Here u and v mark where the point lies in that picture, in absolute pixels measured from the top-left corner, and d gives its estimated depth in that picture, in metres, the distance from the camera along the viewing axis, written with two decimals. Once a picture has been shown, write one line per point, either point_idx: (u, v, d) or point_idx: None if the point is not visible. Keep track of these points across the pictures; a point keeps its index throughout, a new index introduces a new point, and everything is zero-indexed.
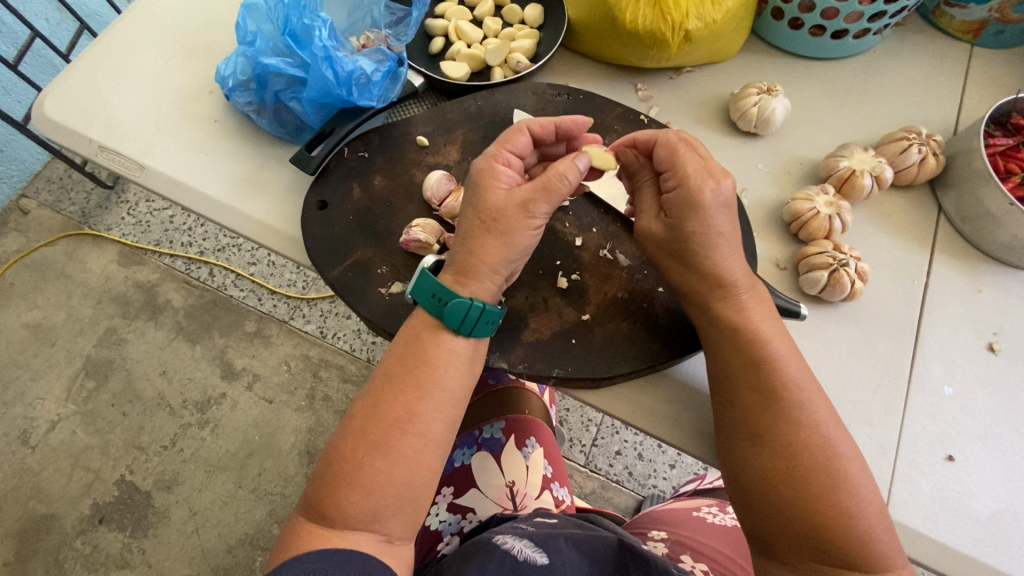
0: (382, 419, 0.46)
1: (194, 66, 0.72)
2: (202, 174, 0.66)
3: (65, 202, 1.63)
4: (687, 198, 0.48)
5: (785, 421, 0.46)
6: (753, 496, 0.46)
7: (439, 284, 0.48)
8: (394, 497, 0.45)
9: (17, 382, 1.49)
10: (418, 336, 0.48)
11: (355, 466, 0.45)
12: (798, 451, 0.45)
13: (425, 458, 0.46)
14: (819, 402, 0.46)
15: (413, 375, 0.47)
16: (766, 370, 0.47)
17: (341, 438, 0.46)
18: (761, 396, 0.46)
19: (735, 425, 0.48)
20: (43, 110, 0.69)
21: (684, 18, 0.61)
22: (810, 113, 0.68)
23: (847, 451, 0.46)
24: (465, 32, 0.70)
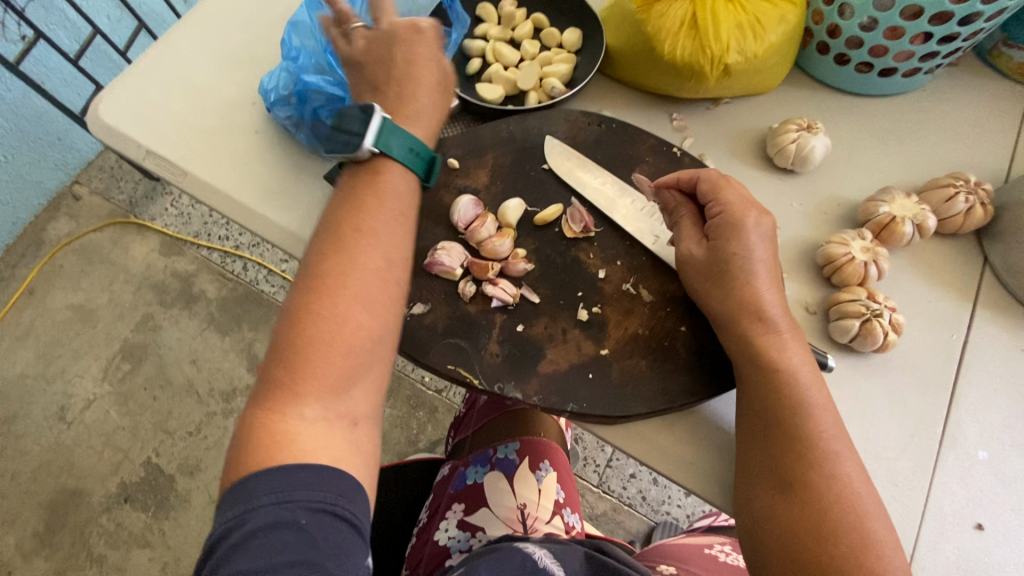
0: (353, 272, 0.45)
1: (239, 77, 0.74)
2: (242, 184, 0.69)
3: (115, 190, 1.72)
4: (729, 220, 0.50)
5: (818, 472, 0.45)
6: (771, 544, 0.45)
7: (414, 139, 0.51)
8: (370, 351, 0.45)
9: (59, 359, 1.57)
10: (384, 179, 0.49)
11: (329, 320, 0.43)
12: (829, 506, 0.44)
13: (393, 310, 0.47)
14: (850, 456, 0.46)
15: (375, 225, 0.47)
16: (802, 419, 0.46)
17: (303, 294, 0.44)
18: (792, 444, 0.45)
19: (760, 470, 0.47)
20: (97, 113, 0.73)
21: (725, 52, 0.60)
22: (852, 153, 0.66)
23: (873, 508, 0.45)
24: (502, 55, 0.71)
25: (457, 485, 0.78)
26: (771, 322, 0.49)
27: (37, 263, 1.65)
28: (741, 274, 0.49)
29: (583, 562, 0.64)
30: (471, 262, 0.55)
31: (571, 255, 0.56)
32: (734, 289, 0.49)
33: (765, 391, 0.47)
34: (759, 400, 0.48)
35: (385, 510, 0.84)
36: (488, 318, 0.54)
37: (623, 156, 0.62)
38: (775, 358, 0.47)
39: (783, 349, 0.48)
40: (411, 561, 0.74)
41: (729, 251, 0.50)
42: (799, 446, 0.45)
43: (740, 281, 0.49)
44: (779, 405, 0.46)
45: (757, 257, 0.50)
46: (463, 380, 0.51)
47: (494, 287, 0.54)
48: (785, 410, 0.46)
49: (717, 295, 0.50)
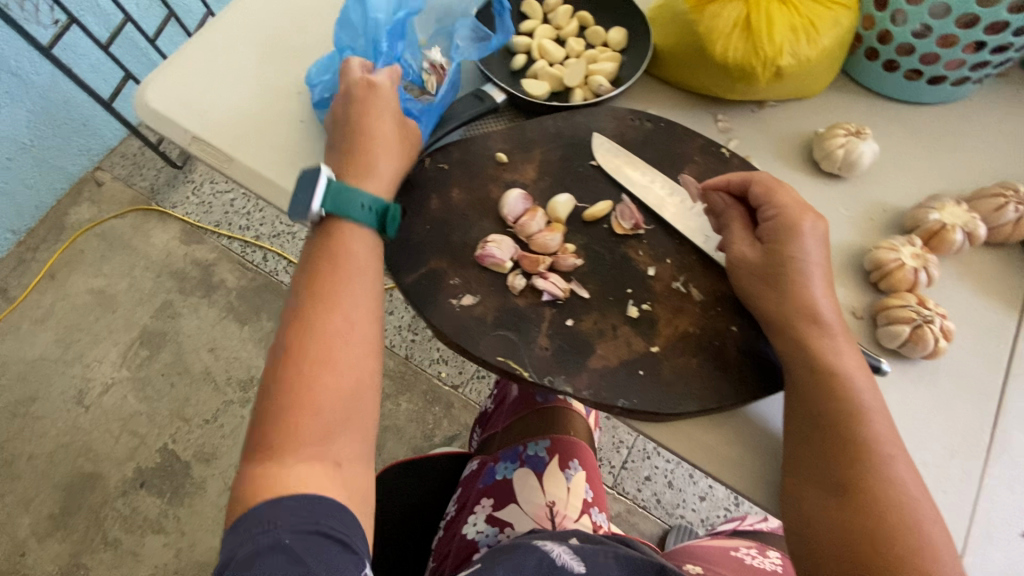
0: (317, 339, 0.49)
1: (286, 66, 0.75)
2: (287, 172, 0.69)
3: (137, 177, 1.73)
4: (785, 223, 0.51)
5: (871, 475, 0.45)
6: (823, 546, 0.44)
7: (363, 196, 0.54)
8: (342, 407, 0.48)
9: (79, 343, 1.58)
10: (343, 246, 0.53)
11: (300, 386, 0.47)
12: (883, 508, 0.44)
13: (361, 362, 0.50)
14: (903, 459, 0.46)
15: (334, 289, 0.51)
16: (857, 421, 0.46)
17: (277, 367, 0.49)
18: (843, 445, 0.46)
19: (811, 474, 0.47)
20: (144, 98, 0.73)
21: (778, 55, 0.60)
22: (899, 159, 0.65)
23: (929, 513, 0.44)
24: (547, 51, 0.71)
25: (486, 480, 0.78)
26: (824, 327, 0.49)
27: (59, 247, 1.66)
28: (796, 276, 0.49)
29: (616, 564, 0.62)
30: (522, 256, 0.55)
31: (620, 252, 0.56)
32: (786, 291, 0.49)
33: (820, 393, 0.47)
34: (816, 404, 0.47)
35: (412, 503, 0.84)
36: (538, 312, 0.54)
37: (672, 155, 0.62)
38: (827, 360, 0.48)
39: (835, 351, 0.48)
40: (438, 554, 0.74)
41: (785, 254, 0.50)
42: (850, 448, 0.45)
43: (794, 283, 0.49)
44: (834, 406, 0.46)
45: (810, 258, 0.50)
46: (512, 373, 0.51)
47: (545, 281, 0.54)
48: (840, 412, 0.46)
49: (773, 297, 0.50)
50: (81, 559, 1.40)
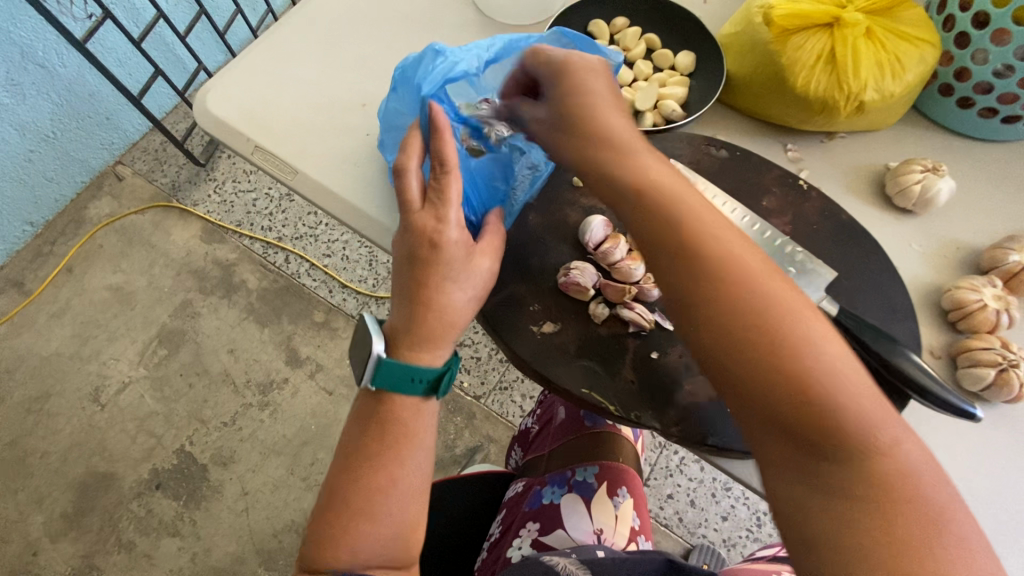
0: (362, 491, 0.49)
1: (351, 77, 0.74)
2: (353, 186, 0.68)
3: (158, 172, 1.71)
4: (566, 75, 0.52)
5: (799, 380, 0.37)
6: (787, 491, 0.37)
7: (414, 368, 0.50)
8: (379, 551, 0.49)
9: (96, 340, 1.56)
10: (394, 412, 0.51)
11: (340, 531, 0.49)
12: (806, 374, 0.37)
13: (404, 512, 0.51)
14: (827, 343, 0.38)
15: (385, 444, 0.50)
16: (752, 309, 0.39)
17: (323, 501, 0.51)
18: (755, 347, 0.38)
19: (725, 353, 0.39)
20: (206, 105, 0.72)
21: (862, 90, 0.60)
22: (972, 196, 0.65)
23: (871, 406, 0.36)
24: (617, 73, 0.72)
25: (532, 504, 0.77)
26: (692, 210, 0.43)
27: (78, 241, 1.64)
28: (591, 115, 0.50)
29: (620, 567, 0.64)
30: (606, 285, 0.54)
31: None
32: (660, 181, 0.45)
33: (712, 283, 0.40)
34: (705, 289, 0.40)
35: (454, 521, 0.83)
36: (621, 343, 0.53)
37: (749, 185, 0.62)
38: (701, 242, 0.41)
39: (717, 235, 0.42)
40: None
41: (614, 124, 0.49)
42: (765, 353, 0.37)
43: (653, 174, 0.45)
44: (713, 264, 0.40)
45: (619, 134, 0.48)
46: (598, 406, 0.51)
47: (631, 311, 0.53)
48: (736, 304, 0.39)
49: (579, 143, 0.49)
50: (93, 561, 1.37)
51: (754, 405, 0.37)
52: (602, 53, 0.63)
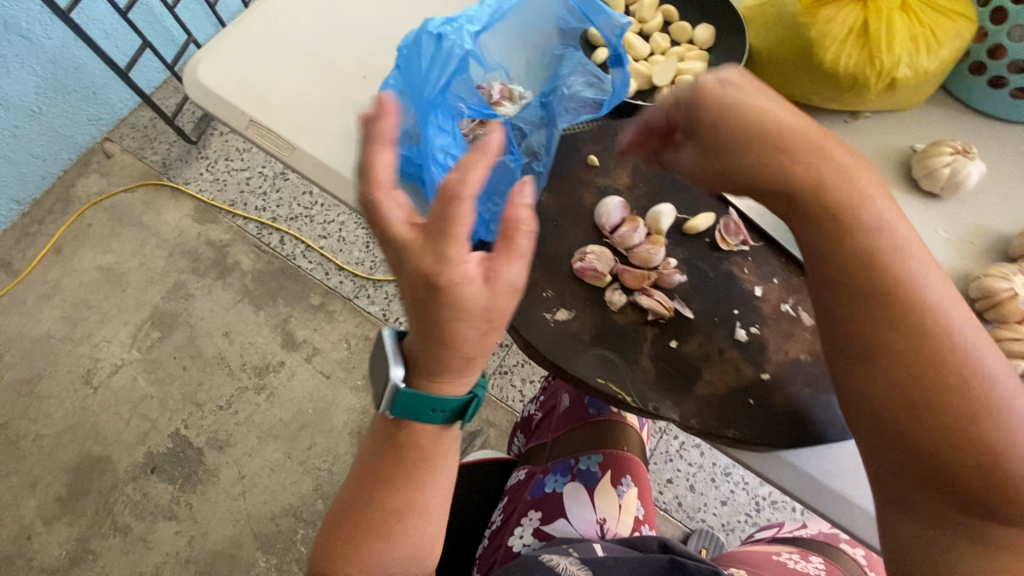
0: (382, 512, 0.50)
1: (352, 48, 0.70)
2: (353, 162, 0.64)
3: (148, 149, 1.65)
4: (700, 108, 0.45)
5: (905, 329, 0.42)
6: (872, 415, 0.43)
7: (433, 398, 0.45)
8: (398, 566, 0.52)
9: (86, 322, 1.52)
10: (415, 443, 0.49)
11: (361, 549, 0.50)
12: (954, 395, 0.40)
13: (425, 531, 0.52)
14: (943, 304, 0.42)
15: (408, 473, 0.50)
16: (881, 272, 0.43)
17: (342, 519, 0.51)
18: (870, 298, 0.43)
19: (878, 364, 0.42)
20: (198, 76, 0.68)
21: (895, 66, 0.56)
22: (1003, 181, 0.62)
23: (979, 358, 0.41)
24: (633, 47, 0.68)
25: (534, 492, 0.76)
26: (834, 169, 0.45)
27: (66, 220, 1.59)
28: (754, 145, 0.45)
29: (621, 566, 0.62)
30: (623, 269, 0.52)
31: (724, 268, 0.53)
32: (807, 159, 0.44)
33: (843, 250, 0.44)
34: (831, 252, 0.45)
35: (456, 508, 0.82)
36: (638, 331, 0.51)
37: None
38: (832, 206, 0.44)
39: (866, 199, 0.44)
40: (482, 562, 0.72)
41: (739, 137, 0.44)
42: (881, 302, 0.42)
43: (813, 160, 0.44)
44: (879, 275, 0.43)
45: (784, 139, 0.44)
46: (614, 397, 0.48)
47: (650, 298, 0.51)
48: (866, 267, 0.43)
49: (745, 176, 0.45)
50: (89, 546, 1.36)
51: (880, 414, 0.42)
52: (602, 15, 0.58)
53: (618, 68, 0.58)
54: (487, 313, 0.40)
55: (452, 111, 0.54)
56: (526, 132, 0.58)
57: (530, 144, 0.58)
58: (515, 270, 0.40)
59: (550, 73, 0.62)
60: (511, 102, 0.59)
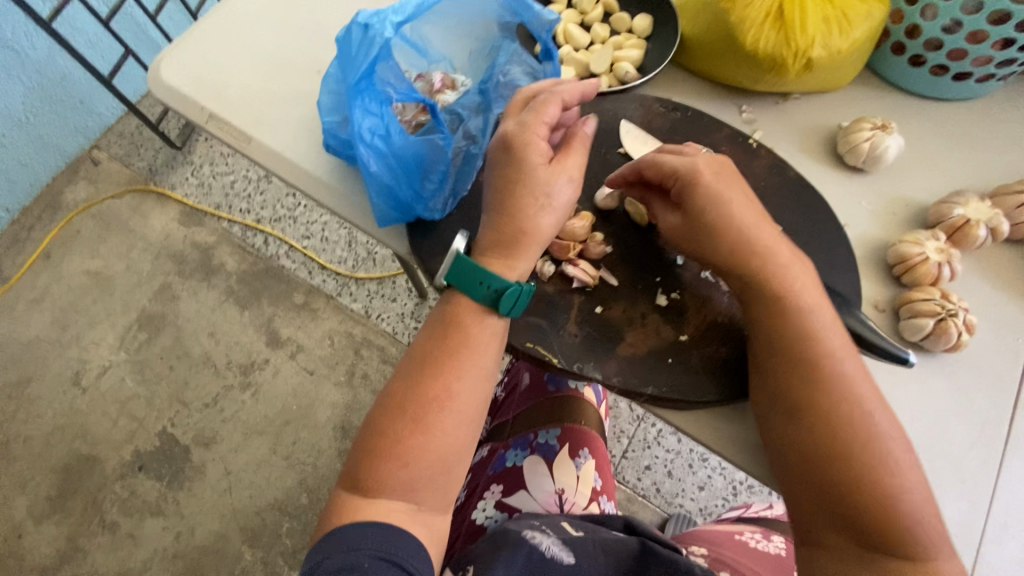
0: (421, 398, 0.49)
1: (308, 44, 0.73)
2: (306, 152, 0.67)
3: (135, 157, 1.64)
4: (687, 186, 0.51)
5: (830, 394, 0.46)
6: (789, 469, 0.47)
7: (484, 272, 0.50)
8: (428, 469, 0.48)
9: (76, 325, 1.51)
10: (458, 319, 0.51)
11: (393, 439, 0.48)
12: (847, 425, 0.45)
13: (458, 434, 0.49)
14: (852, 369, 0.47)
15: (451, 356, 0.50)
16: (807, 344, 0.47)
17: (378, 412, 0.50)
18: (798, 367, 0.47)
19: (778, 395, 0.48)
20: (160, 75, 0.71)
21: (810, 46, 0.60)
22: (923, 154, 0.66)
23: (886, 427, 0.46)
24: (573, 36, 0.71)
25: (496, 467, 0.78)
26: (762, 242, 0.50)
27: (55, 227, 1.58)
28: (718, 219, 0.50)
29: (599, 548, 0.63)
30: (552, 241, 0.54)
31: (649, 239, 0.57)
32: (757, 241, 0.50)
33: (772, 325, 0.49)
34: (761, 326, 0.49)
35: None
36: (567, 299, 0.54)
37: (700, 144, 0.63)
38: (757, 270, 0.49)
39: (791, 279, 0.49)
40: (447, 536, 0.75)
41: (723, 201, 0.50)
42: (808, 370, 0.47)
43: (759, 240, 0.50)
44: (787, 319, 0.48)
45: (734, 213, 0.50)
46: (542, 360, 0.52)
47: (575, 268, 0.54)
48: (790, 339, 0.48)
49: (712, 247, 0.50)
50: (78, 544, 1.35)
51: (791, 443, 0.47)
52: (532, 13, 0.63)
53: (550, 62, 0.64)
54: (543, 187, 0.50)
55: (381, 97, 0.56)
56: (464, 117, 0.61)
57: (467, 128, 0.61)
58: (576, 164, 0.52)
59: (488, 62, 0.65)
60: (452, 90, 0.63)
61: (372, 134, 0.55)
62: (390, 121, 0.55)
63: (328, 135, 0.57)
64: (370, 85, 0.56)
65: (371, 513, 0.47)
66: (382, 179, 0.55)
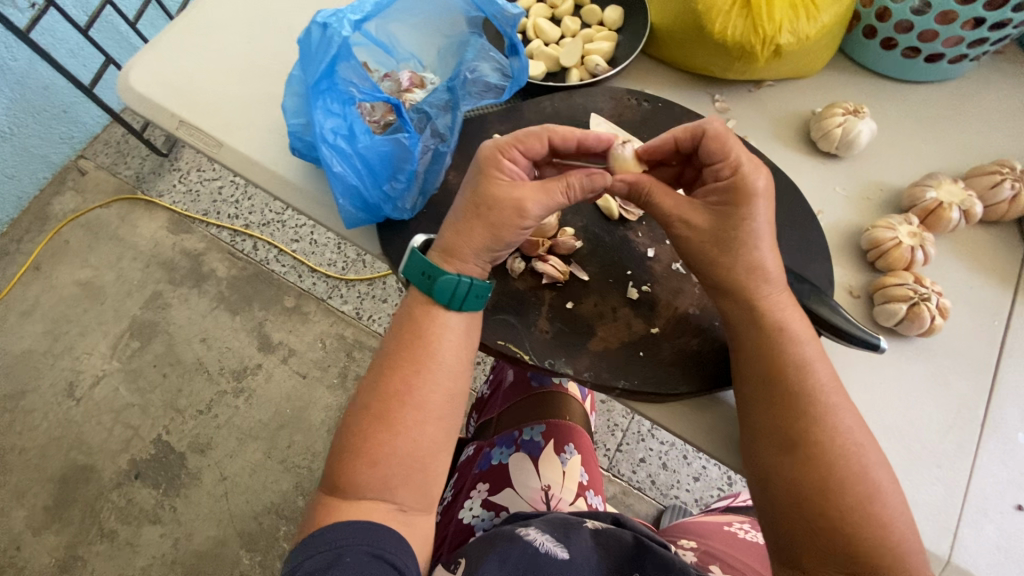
0: (383, 394, 0.48)
1: (278, 46, 0.73)
2: (278, 156, 0.67)
3: (121, 165, 1.59)
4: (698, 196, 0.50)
5: (818, 429, 0.46)
6: (780, 502, 0.46)
7: (428, 263, 0.50)
8: (400, 466, 0.47)
9: (68, 335, 1.44)
10: (412, 313, 0.51)
11: (363, 438, 0.47)
12: (835, 460, 0.45)
13: (427, 430, 0.49)
14: (840, 402, 0.47)
15: (410, 351, 0.49)
16: (797, 378, 0.47)
17: (347, 413, 0.50)
18: (792, 400, 0.47)
19: (767, 429, 0.47)
20: (129, 81, 0.70)
21: (777, 32, 0.60)
22: (897, 137, 0.65)
23: (876, 459, 0.46)
24: (543, 30, 0.69)
25: (482, 465, 0.77)
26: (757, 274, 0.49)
27: (43, 237, 1.52)
28: (727, 249, 0.49)
29: (591, 540, 0.63)
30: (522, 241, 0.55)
31: (619, 234, 0.58)
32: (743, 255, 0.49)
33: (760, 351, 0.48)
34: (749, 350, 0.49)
35: None
36: (537, 295, 0.55)
37: None
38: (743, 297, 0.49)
39: (774, 305, 0.49)
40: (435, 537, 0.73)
41: (738, 217, 0.48)
42: (803, 405, 0.46)
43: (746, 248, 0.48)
44: (773, 353, 0.48)
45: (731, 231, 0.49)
46: (514, 356, 0.53)
47: (545, 264, 0.55)
48: (781, 374, 0.47)
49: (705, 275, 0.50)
50: (77, 552, 1.28)
51: (779, 477, 0.46)
52: (495, 7, 0.60)
53: (516, 57, 0.62)
54: (490, 203, 0.49)
55: (344, 97, 0.55)
56: (431, 115, 0.60)
57: (435, 126, 0.60)
58: (535, 202, 0.49)
59: (457, 59, 0.65)
60: (421, 88, 0.63)
61: (335, 135, 0.55)
62: (354, 121, 0.55)
63: (294, 137, 0.58)
64: (331, 85, 0.55)
65: (353, 513, 0.46)
66: (347, 179, 0.56)
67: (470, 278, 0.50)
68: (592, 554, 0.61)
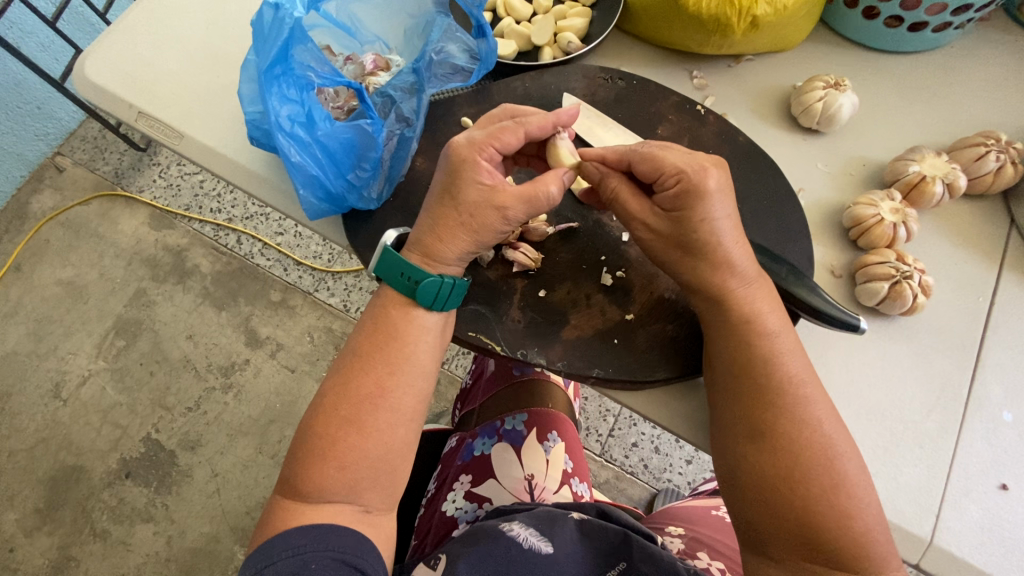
0: (352, 396, 0.47)
1: (239, 32, 0.70)
2: (240, 145, 0.65)
3: (99, 161, 1.47)
4: (688, 197, 0.46)
5: (787, 420, 0.44)
6: (746, 491, 0.45)
7: (406, 263, 0.48)
8: (368, 469, 0.46)
9: (51, 336, 1.35)
10: (386, 314, 0.49)
11: (329, 442, 0.46)
12: (801, 450, 0.44)
13: (397, 433, 0.48)
14: (818, 392, 0.46)
15: (380, 352, 0.48)
16: (772, 367, 0.45)
17: (312, 416, 0.48)
18: (761, 391, 0.45)
19: (737, 420, 0.46)
20: (84, 71, 0.67)
21: (753, 3, 0.58)
22: (878, 111, 0.63)
23: (847, 450, 0.45)
24: (513, 7, 0.66)
25: (464, 456, 0.76)
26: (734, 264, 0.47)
27: (22, 237, 1.41)
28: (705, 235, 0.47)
29: (577, 533, 0.61)
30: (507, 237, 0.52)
31: (592, 218, 0.57)
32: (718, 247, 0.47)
33: (724, 341, 0.47)
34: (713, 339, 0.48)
35: None
36: (509, 285, 0.53)
37: (646, 114, 0.61)
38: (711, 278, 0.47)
39: (751, 295, 0.47)
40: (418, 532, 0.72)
41: (695, 219, 0.46)
42: (769, 393, 0.45)
43: (718, 242, 0.47)
44: (744, 343, 0.46)
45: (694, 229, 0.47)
46: (485, 347, 0.51)
47: (516, 252, 0.53)
48: (750, 368, 0.46)
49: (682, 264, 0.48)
50: (70, 553, 1.21)
51: (746, 469, 0.45)
52: None
53: (483, 39, 0.59)
54: (472, 207, 0.47)
55: (301, 82, 0.53)
56: (396, 99, 0.58)
57: (400, 111, 0.58)
58: (516, 205, 0.47)
59: (423, 40, 0.62)
60: (386, 71, 0.60)
61: (292, 122, 0.53)
62: (312, 107, 0.53)
63: (252, 126, 0.56)
64: (286, 69, 0.52)
65: (318, 517, 0.45)
66: (308, 170, 0.54)
67: (454, 279, 0.49)
68: (579, 548, 0.60)
